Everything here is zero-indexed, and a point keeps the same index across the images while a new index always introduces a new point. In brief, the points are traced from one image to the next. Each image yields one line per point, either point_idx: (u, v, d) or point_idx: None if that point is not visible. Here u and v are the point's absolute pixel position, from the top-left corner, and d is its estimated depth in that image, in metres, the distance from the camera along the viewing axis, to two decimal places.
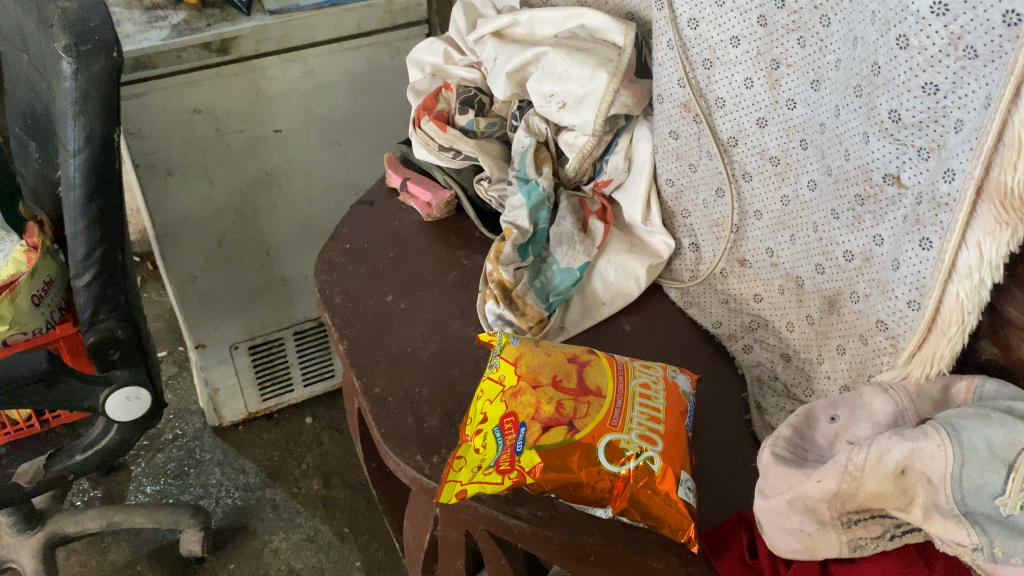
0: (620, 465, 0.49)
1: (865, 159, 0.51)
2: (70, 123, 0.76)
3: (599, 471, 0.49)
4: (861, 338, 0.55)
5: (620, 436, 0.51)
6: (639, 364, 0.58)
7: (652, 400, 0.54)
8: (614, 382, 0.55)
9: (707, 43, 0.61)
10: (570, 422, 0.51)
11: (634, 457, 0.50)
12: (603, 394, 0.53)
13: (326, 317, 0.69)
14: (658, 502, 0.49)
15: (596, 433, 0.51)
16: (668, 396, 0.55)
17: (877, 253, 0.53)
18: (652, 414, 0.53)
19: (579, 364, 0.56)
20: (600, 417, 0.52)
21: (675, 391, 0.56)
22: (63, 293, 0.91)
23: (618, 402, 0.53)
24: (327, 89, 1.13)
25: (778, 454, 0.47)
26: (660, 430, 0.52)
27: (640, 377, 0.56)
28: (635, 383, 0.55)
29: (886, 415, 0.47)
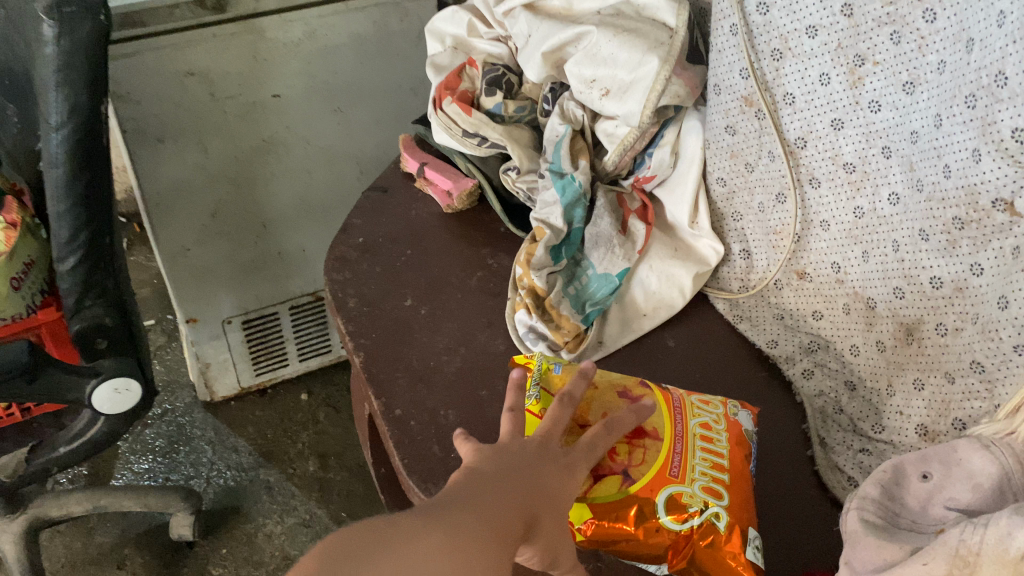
0: (682, 522, 0.43)
1: (972, 180, 0.44)
2: (53, 94, 0.67)
3: (658, 528, 0.43)
4: (947, 376, 0.49)
5: (682, 488, 0.45)
6: (696, 400, 0.52)
7: (714, 444, 0.48)
8: (672, 422, 0.49)
9: (778, 31, 0.54)
10: (625, 470, 0.46)
11: (698, 512, 0.44)
12: (660, 438, 0.48)
13: (339, 322, 0.62)
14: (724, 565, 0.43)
15: (655, 485, 0.45)
16: (731, 438, 0.49)
17: (974, 283, 0.46)
18: (715, 460, 0.47)
19: (632, 399, 0.50)
20: (659, 463, 0.46)
21: (738, 431, 0.50)
22: (46, 273, 0.84)
23: (679, 446, 0.47)
24: (330, 53, 1.04)
25: (868, 520, 0.42)
26: (725, 481, 0.46)
27: (699, 417, 0.50)
28: (694, 424, 0.49)
29: (989, 477, 0.41)
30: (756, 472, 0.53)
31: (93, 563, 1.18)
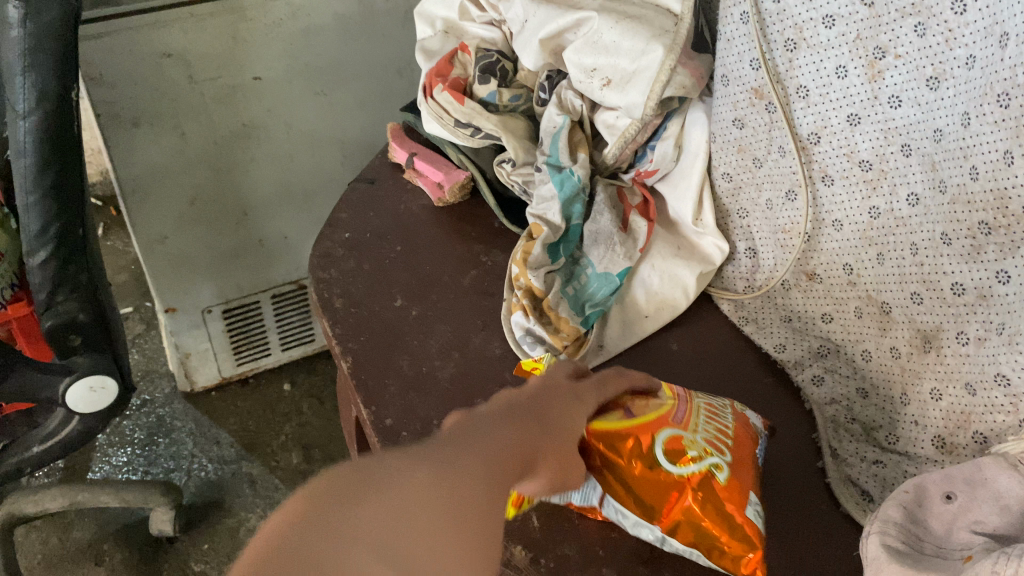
0: (682, 465, 0.42)
1: (1002, 183, 0.42)
2: (19, 79, 0.64)
3: (656, 466, 0.43)
4: (966, 387, 0.47)
5: (683, 434, 0.44)
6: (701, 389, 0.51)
7: (719, 417, 0.47)
8: (677, 390, 0.48)
9: (792, 20, 0.51)
10: (627, 410, 0.45)
11: (699, 458, 0.42)
12: (665, 396, 0.47)
13: (326, 324, 0.59)
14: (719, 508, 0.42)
15: (657, 426, 0.44)
16: (737, 418, 0.48)
17: (999, 291, 0.44)
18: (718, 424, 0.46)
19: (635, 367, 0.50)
20: (660, 411, 0.45)
21: (744, 419, 0.48)
22: (16, 266, 0.80)
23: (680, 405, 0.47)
24: (313, 33, 1.00)
25: (890, 545, 0.39)
26: (728, 442, 0.45)
27: (706, 397, 0.49)
28: (701, 398, 0.48)
29: (1018, 500, 0.38)
30: (765, 485, 0.51)
31: (70, 560, 1.14)
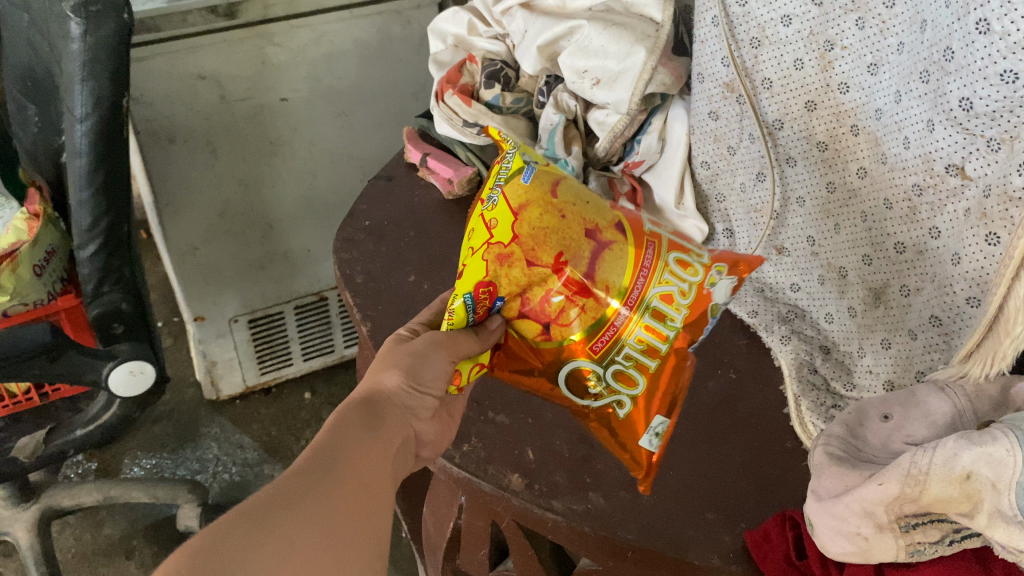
0: (588, 396, 0.51)
1: (928, 148, 0.48)
2: (77, 87, 0.66)
3: (564, 381, 0.51)
4: (910, 333, 0.54)
5: (589, 367, 0.49)
6: (664, 305, 0.49)
7: (665, 322, 0.49)
8: (625, 293, 0.48)
9: (755, 21, 0.58)
10: (546, 326, 0.49)
11: (601, 392, 0.50)
12: (602, 301, 0.48)
13: (348, 296, 0.67)
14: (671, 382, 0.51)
15: (565, 354, 0.49)
16: (692, 317, 0.49)
17: (932, 245, 0.51)
18: (674, 263, 0.50)
19: (597, 242, 0.48)
20: (574, 335, 0.48)
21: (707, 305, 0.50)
22: (65, 263, 0.87)
23: (623, 318, 0.48)
24: (337, 57, 1.06)
25: (832, 453, 0.46)
26: (647, 369, 0.49)
27: (659, 298, 0.48)
28: (653, 298, 0.48)
29: (943, 415, 0.45)
30: (741, 431, 0.57)
31: (102, 554, 1.19)
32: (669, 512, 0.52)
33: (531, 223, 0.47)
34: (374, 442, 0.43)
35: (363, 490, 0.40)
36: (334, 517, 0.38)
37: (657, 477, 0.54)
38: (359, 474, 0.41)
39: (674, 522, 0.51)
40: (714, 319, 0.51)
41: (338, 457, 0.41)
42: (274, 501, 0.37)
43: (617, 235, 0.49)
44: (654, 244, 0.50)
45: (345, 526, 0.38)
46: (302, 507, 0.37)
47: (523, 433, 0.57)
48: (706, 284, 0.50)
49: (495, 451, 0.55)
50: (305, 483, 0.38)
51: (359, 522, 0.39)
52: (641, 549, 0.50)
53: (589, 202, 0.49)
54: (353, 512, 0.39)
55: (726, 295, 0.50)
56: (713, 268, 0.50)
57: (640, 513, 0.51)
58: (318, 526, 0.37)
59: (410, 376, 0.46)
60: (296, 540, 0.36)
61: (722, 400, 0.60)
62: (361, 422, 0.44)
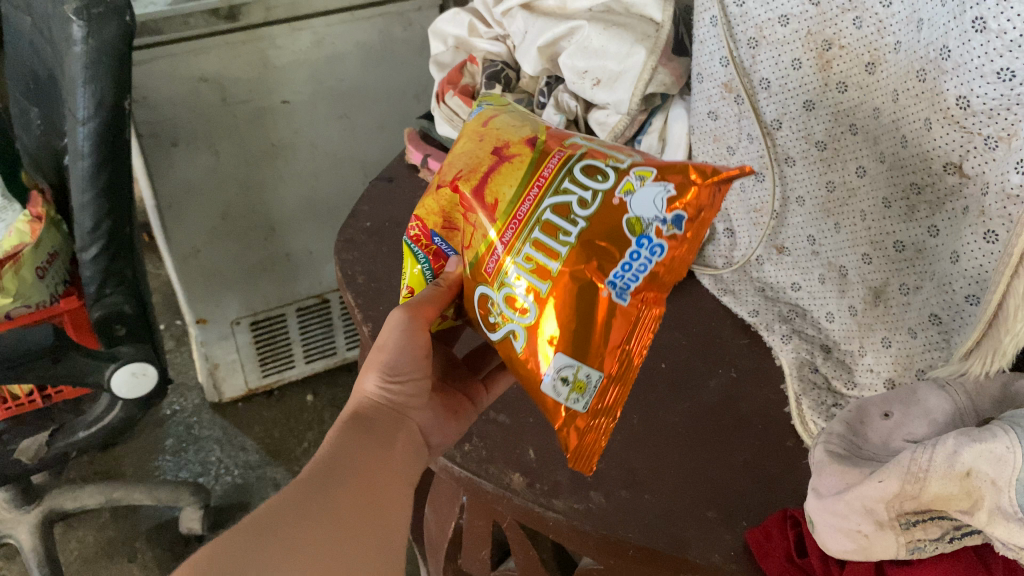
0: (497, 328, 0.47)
1: (927, 147, 0.48)
2: (79, 89, 0.66)
3: (482, 312, 0.48)
4: (910, 331, 0.54)
5: (489, 291, 0.47)
6: (557, 219, 0.45)
7: (557, 239, 0.45)
8: (516, 201, 0.47)
9: (753, 21, 0.58)
10: (459, 245, 0.50)
11: (501, 320, 0.47)
12: (494, 212, 0.47)
13: (350, 296, 0.67)
14: (598, 320, 0.44)
15: (472, 274, 0.48)
16: (595, 235, 0.44)
17: (931, 243, 0.51)
18: (582, 173, 0.46)
19: (501, 157, 0.49)
20: (473, 249, 0.48)
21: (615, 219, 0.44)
22: (68, 265, 0.87)
23: (510, 233, 0.46)
24: (338, 59, 1.06)
25: (833, 451, 0.46)
26: (540, 295, 0.45)
27: (551, 211, 0.45)
28: (547, 210, 0.46)
29: (943, 413, 0.45)
30: (742, 431, 0.57)
31: (104, 557, 1.19)
32: (670, 511, 0.52)
33: (458, 149, 0.51)
34: (380, 450, 0.47)
35: (367, 490, 0.44)
36: (341, 525, 0.41)
37: (659, 477, 0.54)
38: (366, 484, 0.44)
39: (675, 521, 0.51)
40: (644, 242, 0.44)
41: (340, 464, 0.44)
42: (288, 512, 0.40)
43: (524, 149, 0.48)
44: (567, 155, 0.47)
45: (353, 531, 0.42)
46: (313, 516, 0.41)
47: (524, 432, 0.57)
48: (617, 193, 0.45)
49: (496, 450, 0.56)
50: (316, 494, 0.42)
51: (368, 529, 0.43)
52: (644, 548, 0.50)
53: (520, 127, 0.50)
54: (360, 518, 0.42)
55: (652, 207, 0.44)
56: (631, 175, 0.45)
57: (642, 512, 0.51)
58: (326, 532, 0.41)
59: (388, 374, 0.48)
60: (307, 537, 0.40)
61: (723, 399, 0.60)
62: (368, 432, 0.47)
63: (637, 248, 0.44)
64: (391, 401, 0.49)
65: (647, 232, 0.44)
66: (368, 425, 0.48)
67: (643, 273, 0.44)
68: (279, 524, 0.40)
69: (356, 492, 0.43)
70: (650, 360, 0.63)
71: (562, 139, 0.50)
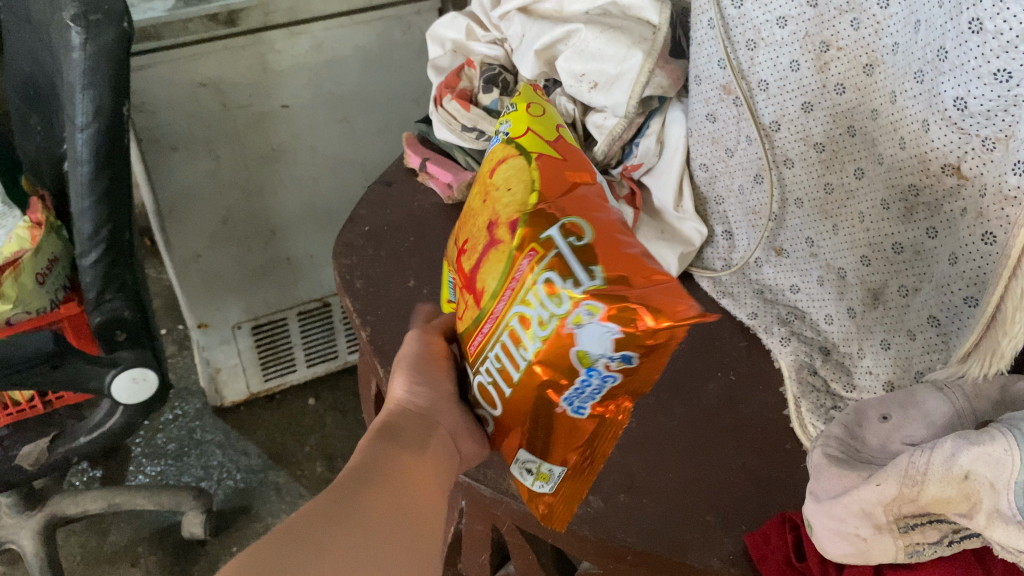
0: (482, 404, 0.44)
1: (924, 148, 0.48)
2: (77, 95, 0.66)
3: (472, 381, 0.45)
4: (909, 334, 0.54)
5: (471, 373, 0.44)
6: (518, 332, 0.39)
7: (517, 352, 0.39)
8: (490, 297, 0.41)
9: (751, 23, 0.58)
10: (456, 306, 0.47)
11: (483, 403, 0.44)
12: (478, 300, 0.42)
13: (348, 300, 0.67)
14: (558, 430, 0.41)
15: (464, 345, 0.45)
16: (547, 358, 0.38)
17: (930, 246, 0.51)
18: (542, 289, 0.38)
19: (489, 233, 0.42)
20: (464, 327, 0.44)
21: (565, 348, 0.38)
22: (68, 270, 0.87)
23: (486, 328, 0.41)
24: (337, 64, 1.06)
25: (830, 454, 0.46)
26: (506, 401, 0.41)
27: (513, 323, 0.39)
28: (512, 316, 0.39)
29: (941, 416, 0.45)
30: (741, 432, 0.57)
31: (106, 562, 1.19)
32: (669, 513, 0.52)
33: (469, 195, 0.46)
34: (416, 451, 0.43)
35: (404, 503, 0.40)
36: (376, 536, 0.38)
37: (658, 480, 0.54)
38: (399, 486, 0.41)
39: (673, 523, 0.51)
40: (595, 374, 0.38)
41: (375, 472, 0.41)
42: (316, 521, 0.37)
43: (505, 235, 0.41)
44: (538, 255, 0.39)
45: (389, 541, 0.38)
46: (343, 524, 0.37)
47: None
48: (567, 324, 0.37)
49: (494, 455, 0.56)
50: (345, 500, 0.38)
51: (404, 537, 0.39)
52: (641, 553, 0.50)
53: (513, 188, 0.42)
54: (395, 523, 0.39)
55: (599, 346, 0.37)
56: (581, 305, 0.37)
57: (640, 517, 0.51)
58: (359, 543, 0.37)
59: (412, 376, 0.47)
60: (339, 554, 0.36)
61: (722, 402, 0.60)
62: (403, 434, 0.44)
63: (587, 377, 0.38)
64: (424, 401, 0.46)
65: (596, 367, 0.38)
66: (401, 428, 0.44)
67: (597, 394, 0.39)
68: (307, 536, 0.36)
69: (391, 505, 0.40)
70: None
71: (547, 212, 0.40)
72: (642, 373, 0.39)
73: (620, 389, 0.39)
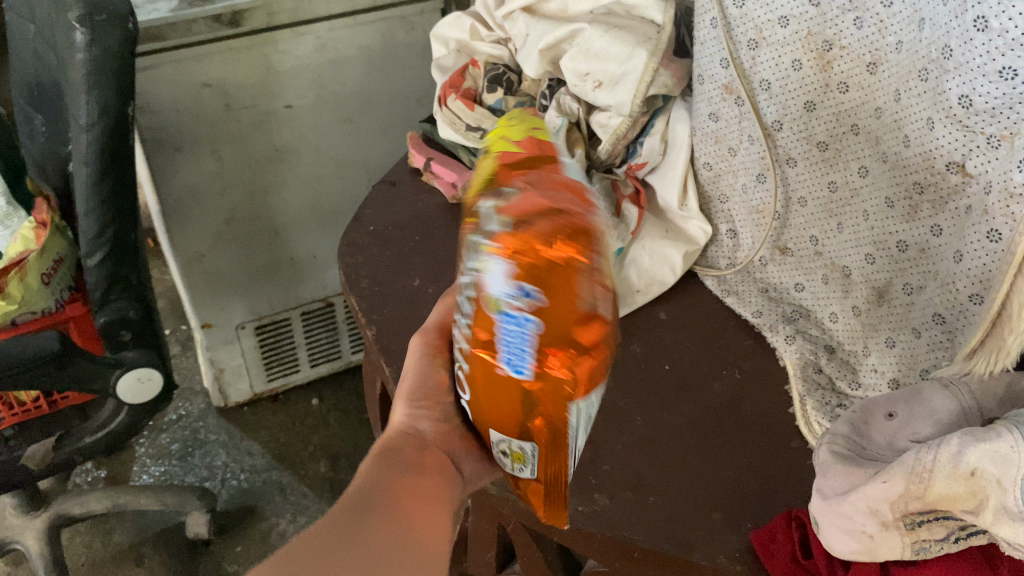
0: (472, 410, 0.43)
1: (928, 147, 0.48)
2: (82, 96, 0.66)
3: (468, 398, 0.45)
4: (914, 331, 0.54)
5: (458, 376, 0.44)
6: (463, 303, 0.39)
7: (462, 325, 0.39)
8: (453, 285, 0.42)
9: (753, 22, 0.58)
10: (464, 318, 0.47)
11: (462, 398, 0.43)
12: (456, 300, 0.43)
13: (353, 300, 0.67)
14: (503, 410, 0.38)
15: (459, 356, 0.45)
16: (474, 314, 0.37)
17: (934, 243, 0.51)
18: (467, 249, 0.38)
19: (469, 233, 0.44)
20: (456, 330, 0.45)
21: (483, 299, 0.36)
22: (73, 271, 0.87)
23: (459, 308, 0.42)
24: (341, 64, 1.06)
25: (837, 452, 0.46)
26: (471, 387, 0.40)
27: (462, 297, 0.39)
28: (460, 292, 0.39)
29: (948, 413, 0.44)
30: (748, 429, 0.57)
31: (111, 562, 1.19)
32: (676, 511, 0.52)
33: None
34: (419, 475, 0.43)
35: (402, 546, 0.39)
36: (375, 563, 0.37)
37: (663, 478, 0.54)
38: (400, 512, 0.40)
39: (678, 521, 0.51)
40: (506, 321, 0.35)
41: (376, 498, 0.40)
42: (314, 549, 0.37)
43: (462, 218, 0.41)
44: (468, 225, 0.39)
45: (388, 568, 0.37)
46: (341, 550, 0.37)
47: None
48: (477, 274, 0.36)
49: None
50: (344, 529, 0.38)
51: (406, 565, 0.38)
52: (648, 551, 0.50)
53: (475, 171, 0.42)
54: (397, 553, 0.38)
55: (494, 286, 0.35)
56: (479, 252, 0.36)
57: (647, 515, 0.51)
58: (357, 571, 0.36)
59: (413, 401, 0.46)
60: None
61: (727, 400, 0.60)
62: (406, 459, 0.44)
63: (501, 328, 0.36)
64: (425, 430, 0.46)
65: (504, 312, 0.35)
66: (401, 451, 0.44)
67: (524, 351, 0.36)
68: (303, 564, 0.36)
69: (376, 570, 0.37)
70: (653, 362, 0.63)
71: (484, 187, 0.39)
72: (569, 322, 0.36)
73: (551, 341, 0.36)
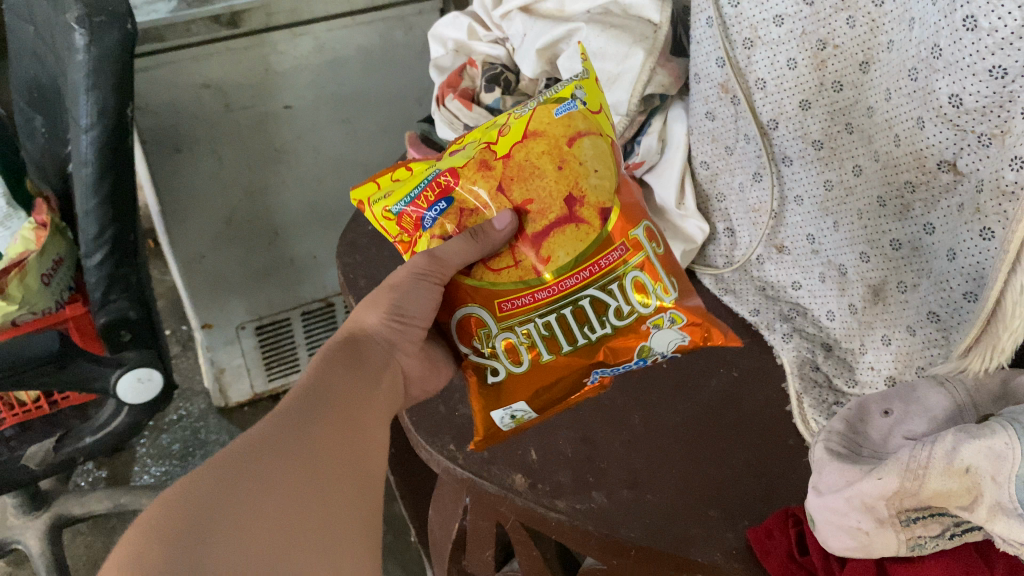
0: (506, 360, 0.52)
1: (918, 146, 0.49)
2: (81, 98, 0.66)
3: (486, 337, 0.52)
4: (909, 329, 0.54)
5: (506, 330, 0.52)
6: (590, 306, 0.51)
7: (584, 322, 0.51)
8: (567, 271, 0.50)
9: (748, 21, 0.58)
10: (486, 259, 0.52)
11: (498, 346, 0.52)
12: (541, 272, 0.51)
13: (352, 300, 0.68)
14: (572, 387, 0.53)
15: (501, 305, 0.51)
16: (615, 331, 0.52)
17: (928, 241, 0.51)
18: (629, 282, 0.51)
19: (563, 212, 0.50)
20: (512, 285, 0.51)
21: (634, 329, 0.52)
22: (73, 272, 0.87)
23: (566, 286, 0.51)
24: (339, 65, 1.06)
25: (832, 449, 0.46)
26: (551, 356, 0.52)
27: (587, 300, 0.51)
28: (589, 294, 0.51)
29: (943, 410, 0.45)
30: (744, 427, 0.58)
31: None
32: (672, 509, 0.52)
33: (528, 153, 0.51)
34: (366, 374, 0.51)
35: (352, 428, 0.46)
36: (333, 438, 0.45)
37: (661, 475, 0.54)
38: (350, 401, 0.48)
39: (674, 518, 0.51)
40: (641, 360, 0.53)
41: (334, 385, 0.48)
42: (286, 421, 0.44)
43: (595, 220, 0.50)
44: (627, 252, 0.51)
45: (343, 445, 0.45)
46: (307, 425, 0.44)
47: (526, 433, 0.58)
48: (648, 322, 0.52)
49: (497, 451, 0.56)
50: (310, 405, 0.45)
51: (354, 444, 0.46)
52: (645, 549, 0.50)
53: (602, 174, 0.51)
54: (349, 433, 0.46)
55: (665, 345, 0.53)
56: (669, 312, 0.52)
57: (644, 512, 0.52)
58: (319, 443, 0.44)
59: (391, 313, 0.53)
60: (299, 450, 0.42)
61: (724, 398, 0.60)
62: (355, 358, 0.51)
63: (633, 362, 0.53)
64: (385, 333, 0.53)
65: (647, 356, 0.53)
66: (358, 350, 0.52)
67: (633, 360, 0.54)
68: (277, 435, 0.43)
69: (306, 460, 0.42)
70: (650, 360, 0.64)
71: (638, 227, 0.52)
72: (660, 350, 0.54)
73: None
